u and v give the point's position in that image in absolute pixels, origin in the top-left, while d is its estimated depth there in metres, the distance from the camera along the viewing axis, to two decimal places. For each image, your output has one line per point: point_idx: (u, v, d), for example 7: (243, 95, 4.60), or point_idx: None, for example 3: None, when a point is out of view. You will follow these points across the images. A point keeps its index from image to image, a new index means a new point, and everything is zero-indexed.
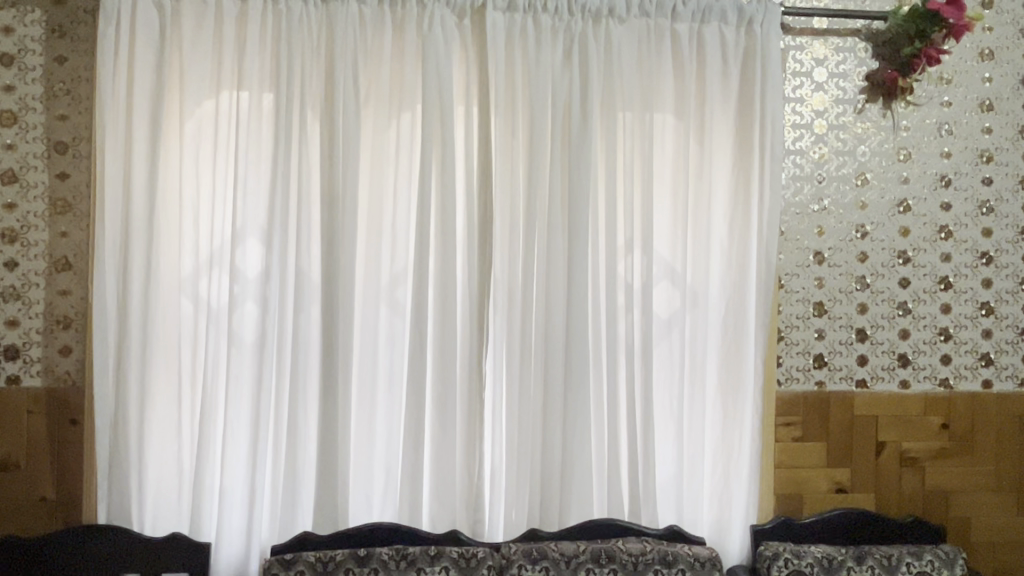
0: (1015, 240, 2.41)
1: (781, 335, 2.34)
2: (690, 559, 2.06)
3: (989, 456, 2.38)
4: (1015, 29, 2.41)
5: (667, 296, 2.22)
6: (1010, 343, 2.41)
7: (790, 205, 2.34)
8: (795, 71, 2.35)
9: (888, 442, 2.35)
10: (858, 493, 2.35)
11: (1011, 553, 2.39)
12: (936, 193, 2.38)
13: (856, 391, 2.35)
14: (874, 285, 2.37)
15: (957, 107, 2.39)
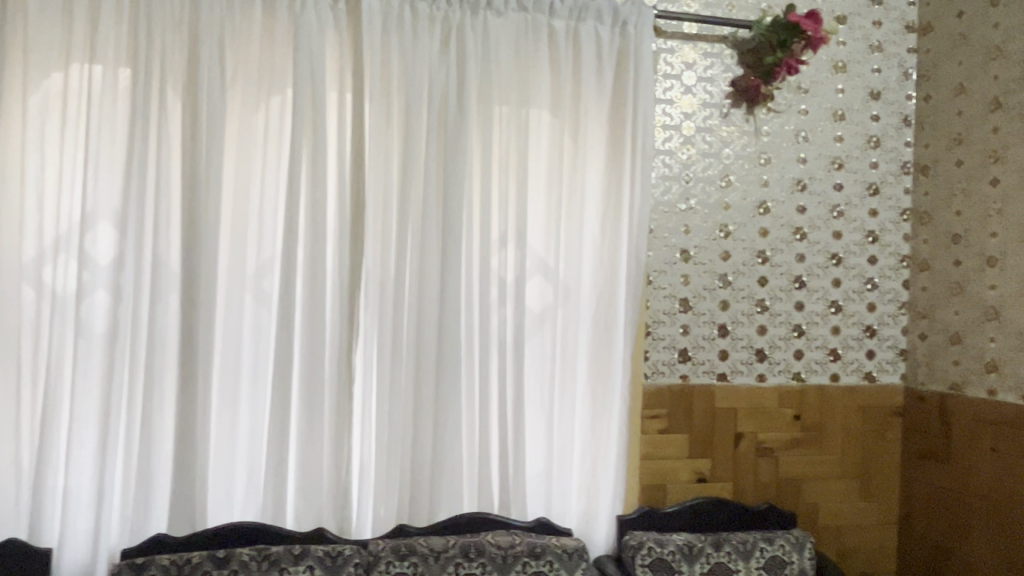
0: (861, 243, 2.57)
1: (649, 330, 2.40)
2: (557, 550, 2.08)
3: (835, 446, 2.53)
4: (866, 45, 2.57)
5: (540, 291, 2.24)
6: (855, 340, 2.56)
7: (658, 204, 2.41)
8: (666, 74, 2.42)
9: (745, 433, 2.46)
10: (717, 483, 2.44)
11: (854, 537, 2.54)
12: (793, 196, 2.51)
13: (718, 385, 2.44)
14: (736, 283, 2.47)
15: (813, 115, 2.53)
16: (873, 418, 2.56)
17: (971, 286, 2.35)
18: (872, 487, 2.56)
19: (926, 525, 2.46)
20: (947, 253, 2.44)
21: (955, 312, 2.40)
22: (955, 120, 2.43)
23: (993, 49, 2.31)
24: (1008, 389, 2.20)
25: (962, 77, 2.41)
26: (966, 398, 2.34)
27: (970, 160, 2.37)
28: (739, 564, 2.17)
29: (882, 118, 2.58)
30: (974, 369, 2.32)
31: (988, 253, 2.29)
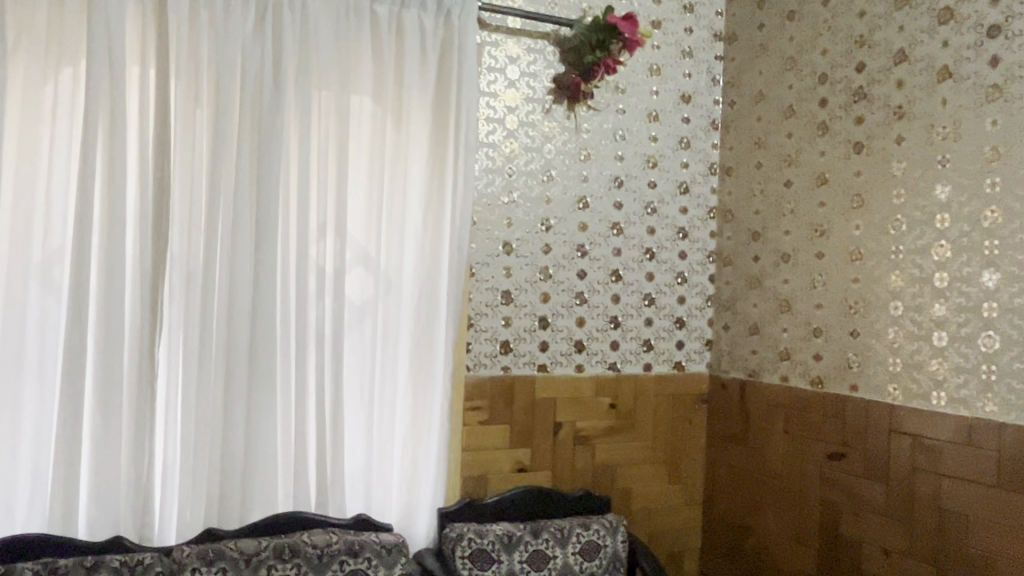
0: (672, 238, 2.69)
1: (471, 322, 2.40)
2: (376, 547, 2.04)
3: (647, 432, 2.64)
4: (678, 50, 2.70)
5: (360, 282, 2.19)
6: (666, 331, 2.69)
7: (481, 196, 2.41)
8: (490, 67, 2.42)
9: (564, 423, 2.52)
10: (537, 472, 2.49)
11: (663, 519, 2.67)
12: (610, 192, 2.59)
13: (538, 375, 2.49)
14: (556, 276, 2.52)
15: (629, 115, 2.62)
16: (682, 405, 2.70)
17: (768, 281, 2.52)
18: (680, 471, 2.70)
19: (727, 504, 2.62)
20: (747, 249, 2.61)
21: (753, 305, 2.57)
22: (755, 125, 2.60)
23: (788, 60, 2.48)
24: (799, 375, 2.38)
25: (762, 85, 2.58)
26: (763, 384, 2.51)
27: (768, 163, 2.55)
28: (556, 550, 2.23)
29: (692, 120, 2.72)
30: (770, 357, 2.50)
31: (783, 249, 2.47)
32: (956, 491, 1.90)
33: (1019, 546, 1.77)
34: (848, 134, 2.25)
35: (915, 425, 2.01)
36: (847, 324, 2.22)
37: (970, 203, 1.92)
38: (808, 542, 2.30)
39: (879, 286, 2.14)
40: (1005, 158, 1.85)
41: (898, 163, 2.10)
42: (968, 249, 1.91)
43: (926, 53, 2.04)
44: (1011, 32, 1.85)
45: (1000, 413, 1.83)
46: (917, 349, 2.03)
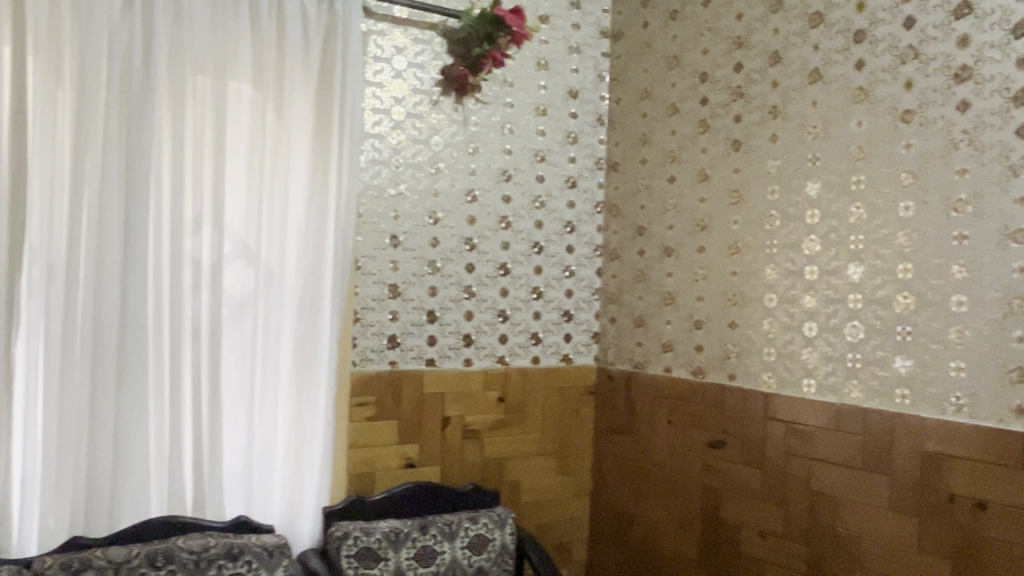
0: (560, 232, 2.72)
1: (357, 316, 2.36)
2: (257, 549, 1.98)
3: (536, 425, 2.66)
4: (565, 46, 2.72)
5: (239, 276, 2.10)
6: (554, 324, 2.71)
7: (367, 188, 2.37)
8: (376, 56, 2.38)
9: (452, 417, 2.50)
10: (426, 467, 2.46)
11: (552, 510, 2.70)
12: (499, 185, 2.59)
13: (426, 370, 2.46)
14: (444, 269, 2.50)
15: (517, 109, 2.63)
16: (570, 397, 2.73)
17: (652, 274, 2.58)
18: (568, 462, 2.73)
19: (614, 493, 2.67)
20: (632, 243, 2.66)
21: (639, 298, 2.63)
22: (640, 121, 2.66)
23: (671, 59, 2.54)
24: (681, 366, 2.45)
25: (646, 82, 2.64)
26: (647, 375, 2.56)
27: (652, 159, 2.60)
28: (443, 545, 2.21)
29: (579, 116, 2.75)
30: (654, 349, 2.55)
31: (666, 243, 2.53)
32: (825, 474, 1.99)
33: (880, 523, 1.87)
34: (727, 131, 2.33)
35: (788, 411, 2.09)
36: (726, 316, 2.30)
37: (838, 199, 2.01)
38: (690, 528, 2.37)
39: (755, 279, 2.21)
40: (869, 157, 1.94)
41: (772, 161, 2.18)
42: (836, 243, 2.01)
43: (799, 55, 2.13)
44: (875, 37, 1.95)
45: (864, 398, 1.93)
46: (790, 339, 2.11)
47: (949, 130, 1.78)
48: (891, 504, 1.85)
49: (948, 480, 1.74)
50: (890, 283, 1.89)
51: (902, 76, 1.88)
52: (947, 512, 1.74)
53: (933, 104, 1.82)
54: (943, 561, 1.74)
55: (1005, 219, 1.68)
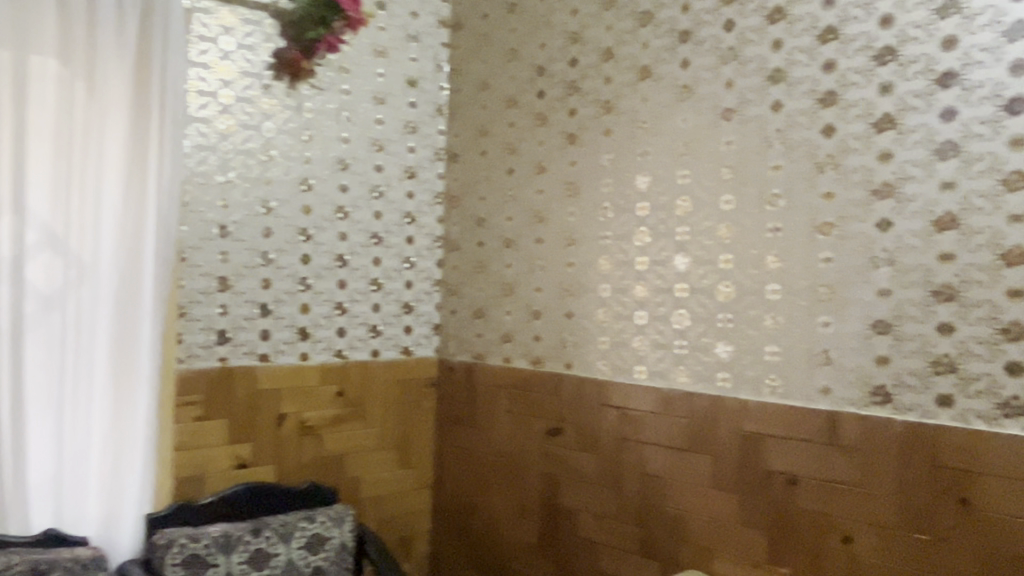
0: (399, 223, 2.68)
1: (182, 310, 2.23)
2: (68, 563, 1.83)
3: (376, 418, 2.61)
4: (404, 34, 2.68)
5: (46, 268, 1.93)
6: (394, 316, 2.68)
7: (192, 175, 2.24)
8: (201, 35, 2.24)
9: (288, 413, 2.41)
10: (259, 466, 2.36)
11: (393, 504, 2.66)
12: (335, 174, 2.52)
13: (259, 365, 2.36)
14: (278, 261, 2.40)
15: (354, 96, 2.56)
16: (411, 389, 2.70)
17: (492, 265, 2.59)
18: (410, 455, 2.70)
19: (455, 484, 2.67)
20: (472, 235, 2.66)
21: (479, 289, 2.63)
22: (479, 113, 2.66)
23: (510, 51, 2.56)
24: (520, 355, 2.47)
25: (485, 74, 2.64)
26: (487, 365, 2.58)
27: (491, 151, 2.61)
28: (278, 547, 2.13)
29: (418, 105, 2.72)
30: (493, 340, 2.57)
31: (505, 235, 2.54)
32: (655, 456, 2.07)
33: (706, 501, 1.96)
34: (563, 125, 2.37)
35: (621, 397, 2.16)
36: (563, 306, 2.34)
37: (665, 192, 2.09)
38: (530, 515, 2.41)
39: (590, 269, 2.27)
40: (694, 153, 2.03)
41: (606, 154, 2.24)
42: (664, 235, 2.09)
43: (629, 53, 2.20)
44: (699, 38, 2.03)
45: (690, 382, 2.02)
46: (623, 328, 2.18)
47: (765, 128, 1.89)
48: (715, 482, 1.94)
49: (765, 458, 1.85)
50: (712, 272, 1.98)
51: (723, 75, 1.98)
52: (764, 488, 1.85)
53: (750, 103, 1.92)
54: (761, 534, 1.85)
55: (812, 213, 1.80)
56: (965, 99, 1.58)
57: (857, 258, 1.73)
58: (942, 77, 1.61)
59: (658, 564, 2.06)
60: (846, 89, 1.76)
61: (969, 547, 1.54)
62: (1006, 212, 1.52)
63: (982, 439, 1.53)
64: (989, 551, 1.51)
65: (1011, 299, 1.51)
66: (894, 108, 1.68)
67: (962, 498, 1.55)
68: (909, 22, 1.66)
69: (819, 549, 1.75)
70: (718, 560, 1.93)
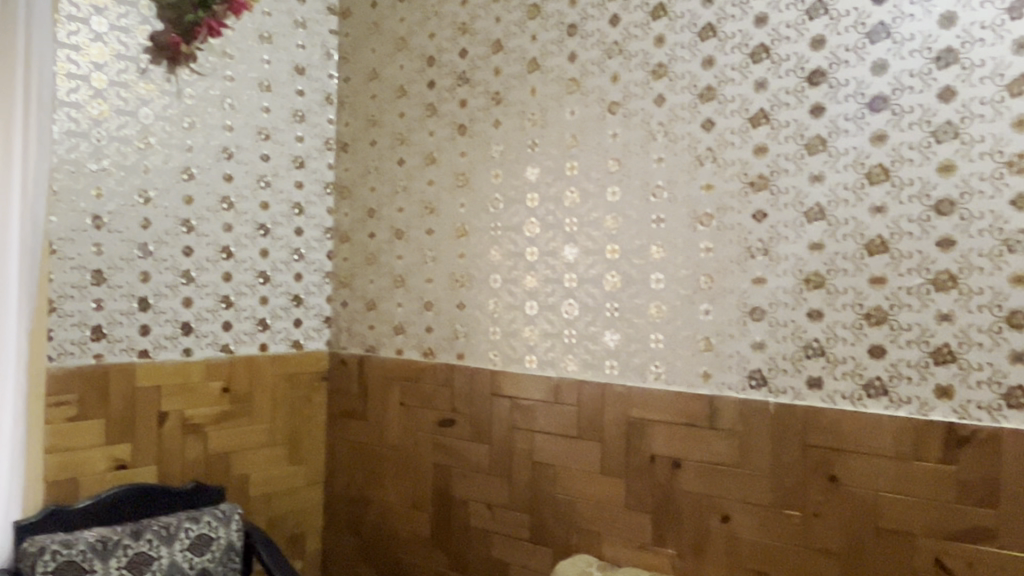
0: (288, 214, 2.62)
1: (53, 305, 2.11)
2: None
3: (265, 414, 2.55)
4: (290, 20, 2.61)
5: None
6: (283, 309, 2.62)
7: (62, 162, 2.12)
8: (70, 15, 2.12)
9: (170, 411, 2.33)
10: (139, 467, 2.27)
11: (283, 502, 2.61)
12: (218, 163, 2.44)
13: (138, 362, 2.26)
14: (157, 253, 2.31)
15: (238, 83, 2.48)
16: (301, 383, 2.65)
17: (383, 257, 2.56)
18: (300, 451, 2.65)
19: (348, 479, 2.63)
20: (363, 226, 2.63)
21: (370, 281, 2.60)
22: (369, 103, 2.63)
23: (400, 41, 2.53)
24: (412, 347, 2.46)
25: (374, 63, 2.61)
26: (379, 358, 2.55)
27: (381, 141, 2.58)
28: (160, 550, 2.05)
29: (306, 93, 2.66)
30: (385, 332, 2.54)
31: (396, 226, 2.52)
32: (545, 444, 2.10)
33: (595, 487, 2.00)
34: (453, 116, 2.36)
35: (512, 387, 2.18)
36: (454, 297, 2.34)
37: (554, 183, 2.12)
38: (423, 506, 2.40)
39: (481, 260, 2.28)
40: (581, 145, 2.07)
41: (496, 145, 2.25)
42: (553, 226, 2.11)
43: (518, 45, 2.21)
44: (586, 32, 2.06)
45: (578, 370, 2.05)
46: (513, 318, 2.20)
47: (648, 121, 1.94)
48: (603, 468, 1.98)
49: (650, 442, 1.90)
50: (599, 262, 2.02)
51: (609, 69, 2.02)
52: (649, 471, 1.90)
53: (635, 97, 1.97)
54: (647, 517, 1.90)
55: (693, 204, 1.86)
56: (832, 96, 1.66)
57: (734, 247, 1.79)
58: (811, 75, 1.69)
59: (549, 551, 2.09)
60: (723, 85, 1.82)
61: (837, 521, 1.62)
62: (869, 203, 1.61)
63: (848, 419, 1.62)
64: (855, 524, 1.60)
65: (873, 285, 1.60)
66: (768, 104, 1.75)
67: (831, 475, 1.63)
68: (781, 22, 1.73)
69: (701, 529, 1.81)
70: (607, 545, 1.98)
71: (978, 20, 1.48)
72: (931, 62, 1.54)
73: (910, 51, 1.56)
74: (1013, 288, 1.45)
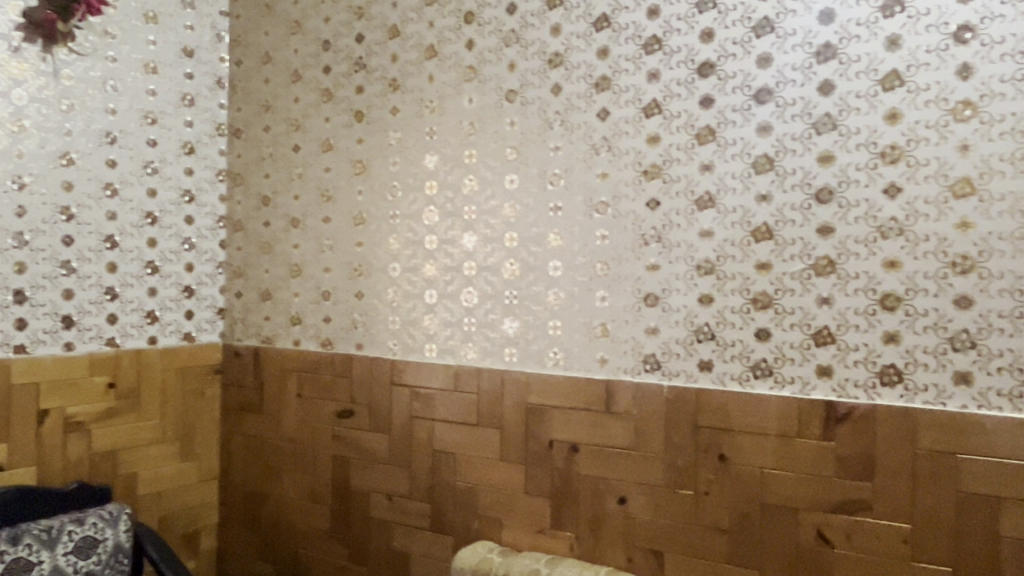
0: (177, 201, 2.52)
1: None
2: None
3: (154, 410, 2.45)
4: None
5: None
6: (173, 301, 2.52)
7: None
8: None
9: (50, 409, 2.21)
10: (17, 469, 2.14)
11: (175, 500, 2.52)
12: (100, 148, 2.32)
13: (13, 358, 2.14)
14: (34, 243, 2.18)
15: (122, 64, 2.37)
16: (192, 377, 2.56)
17: (278, 246, 2.50)
18: (193, 447, 2.57)
19: (244, 474, 2.57)
20: (258, 215, 2.56)
21: (265, 271, 2.54)
22: (262, 88, 2.55)
23: (294, 24, 2.47)
24: (310, 338, 2.41)
25: (268, 47, 2.54)
26: (275, 349, 2.49)
27: (275, 127, 2.52)
28: (41, 554, 1.94)
29: (195, 77, 2.57)
30: (282, 323, 2.49)
31: (292, 215, 2.46)
32: (445, 433, 2.09)
33: (495, 474, 2.01)
34: (349, 102, 2.32)
35: (411, 376, 2.16)
36: (352, 286, 2.31)
37: (452, 171, 2.11)
38: (322, 500, 2.36)
39: (379, 249, 2.25)
40: (479, 132, 2.06)
41: (393, 133, 2.23)
42: (452, 214, 2.11)
43: (415, 31, 2.19)
44: (483, 20, 2.06)
45: (478, 358, 2.06)
46: (412, 307, 2.18)
47: (545, 110, 1.96)
48: (503, 455, 2.00)
49: (548, 428, 1.93)
50: (498, 250, 2.03)
51: (506, 58, 2.02)
52: (547, 456, 1.93)
53: (531, 85, 1.98)
54: (545, 502, 1.93)
55: (589, 192, 1.89)
56: (720, 88, 1.71)
57: (628, 235, 1.83)
58: (701, 67, 1.74)
59: (450, 539, 2.09)
60: (617, 75, 1.85)
61: (727, 498, 1.68)
62: (755, 192, 1.67)
63: (736, 401, 1.68)
64: (743, 501, 1.66)
65: (759, 271, 1.67)
66: (660, 95, 1.79)
67: (721, 455, 1.69)
68: (672, 14, 1.77)
69: (598, 512, 1.85)
70: (507, 531, 1.99)
71: (855, 17, 1.56)
72: (811, 57, 1.60)
73: (793, 45, 1.62)
74: (886, 272, 1.53)
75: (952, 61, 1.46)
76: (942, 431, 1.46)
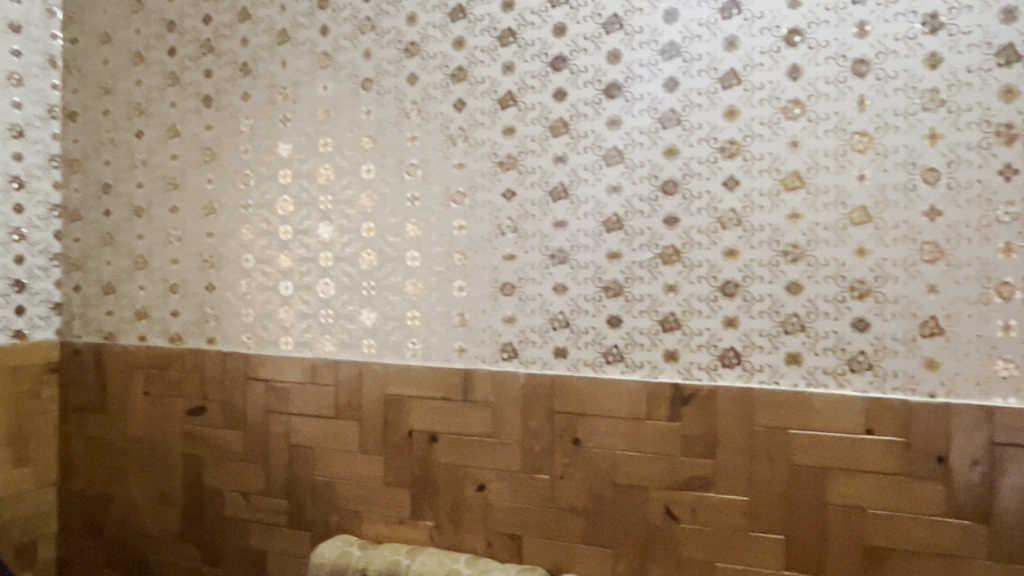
0: (4, 188, 2.32)
1: None
2: None
3: None
4: None
5: None
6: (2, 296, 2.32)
7: None
8: None
9: None
10: None
11: (7, 511, 2.32)
12: None
13: None
14: None
15: None
16: (25, 377, 2.38)
17: (121, 236, 2.37)
18: (28, 452, 2.39)
19: (87, 477, 2.42)
20: (97, 203, 2.41)
21: (106, 263, 2.40)
22: (100, 68, 2.40)
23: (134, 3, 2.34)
24: (157, 333, 2.30)
25: (106, 25, 2.39)
26: (119, 346, 2.36)
27: (116, 111, 2.38)
28: None
29: (24, 54, 2.37)
30: (125, 317, 2.36)
31: (135, 203, 2.34)
32: (303, 427, 2.05)
33: (354, 466, 1.99)
34: (197, 87, 2.22)
35: (267, 370, 2.10)
36: (202, 279, 2.22)
37: (307, 160, 2.06)
38: (173, 500, 2.26)
39: (230, 240, 2.17)
40: (334, 121, 2.03)
41: (245, 119, 2.15)
42: (307, 204, 2.06)
43: (266, 15, 2.12)
44: (337, 6, 2.02)
45: (335, 351, 2.03)
46: (267, 299, 2.12)
47: (401, 99, 1.94)
48: (361, 447, 1.98)
49: (407, 419, 1.92)
50: (355, 241, 2.00)
51: (361, 45, 1.99)
52: (406, 447, 1.92)
53: (387, 74, 1.96)
54: (405, 492, 1.93)
55: (446, 182, 1.89)
56: (573, 82, 1.75)
57: (485, 225, 1.85)
58: (554, 61, 1.77)
59: (308, 534, 2.05)
60: (473, 67, 1.86)
61: (581, 480, 1.74)
62: (606, 183, 1.73)
63: (590, 386, 1.73)
64: (596, 482, 1.72)
65: (610, 260, 1.72)
66: (515, 87, 1.82)
67: (575, 439, 1.74)
68: (525, 7, 1.80)
69: (457, 499, 1.87)
70: (366, 522, 1.98)
71: (696, 18, 1.64)
72: (657, 54, 1.67)
73: (640, 42, 1.69)
74: (726, 261, 1.62)
75: (783, 62, 1.56)
76: (776, 409, 1.57)
